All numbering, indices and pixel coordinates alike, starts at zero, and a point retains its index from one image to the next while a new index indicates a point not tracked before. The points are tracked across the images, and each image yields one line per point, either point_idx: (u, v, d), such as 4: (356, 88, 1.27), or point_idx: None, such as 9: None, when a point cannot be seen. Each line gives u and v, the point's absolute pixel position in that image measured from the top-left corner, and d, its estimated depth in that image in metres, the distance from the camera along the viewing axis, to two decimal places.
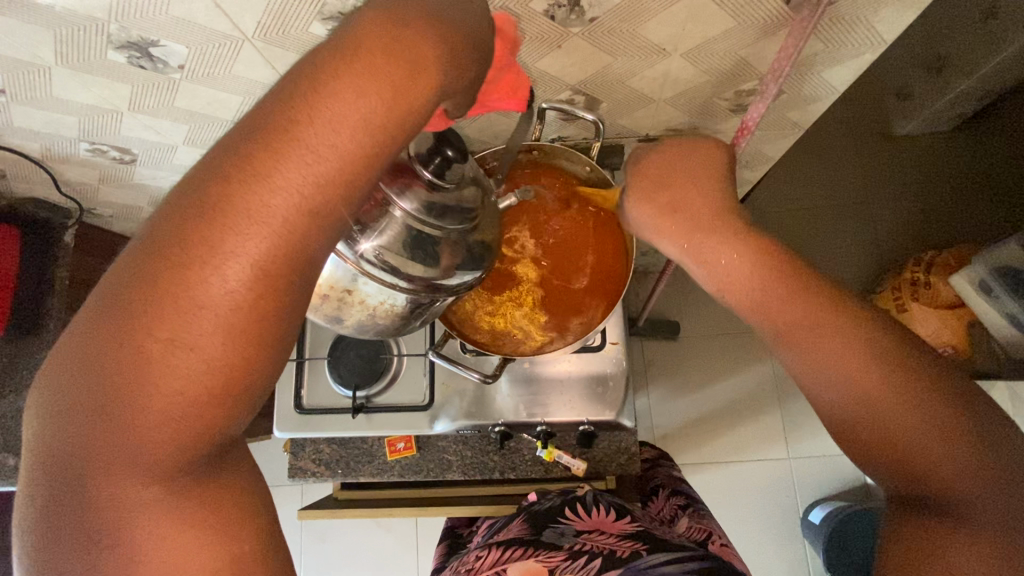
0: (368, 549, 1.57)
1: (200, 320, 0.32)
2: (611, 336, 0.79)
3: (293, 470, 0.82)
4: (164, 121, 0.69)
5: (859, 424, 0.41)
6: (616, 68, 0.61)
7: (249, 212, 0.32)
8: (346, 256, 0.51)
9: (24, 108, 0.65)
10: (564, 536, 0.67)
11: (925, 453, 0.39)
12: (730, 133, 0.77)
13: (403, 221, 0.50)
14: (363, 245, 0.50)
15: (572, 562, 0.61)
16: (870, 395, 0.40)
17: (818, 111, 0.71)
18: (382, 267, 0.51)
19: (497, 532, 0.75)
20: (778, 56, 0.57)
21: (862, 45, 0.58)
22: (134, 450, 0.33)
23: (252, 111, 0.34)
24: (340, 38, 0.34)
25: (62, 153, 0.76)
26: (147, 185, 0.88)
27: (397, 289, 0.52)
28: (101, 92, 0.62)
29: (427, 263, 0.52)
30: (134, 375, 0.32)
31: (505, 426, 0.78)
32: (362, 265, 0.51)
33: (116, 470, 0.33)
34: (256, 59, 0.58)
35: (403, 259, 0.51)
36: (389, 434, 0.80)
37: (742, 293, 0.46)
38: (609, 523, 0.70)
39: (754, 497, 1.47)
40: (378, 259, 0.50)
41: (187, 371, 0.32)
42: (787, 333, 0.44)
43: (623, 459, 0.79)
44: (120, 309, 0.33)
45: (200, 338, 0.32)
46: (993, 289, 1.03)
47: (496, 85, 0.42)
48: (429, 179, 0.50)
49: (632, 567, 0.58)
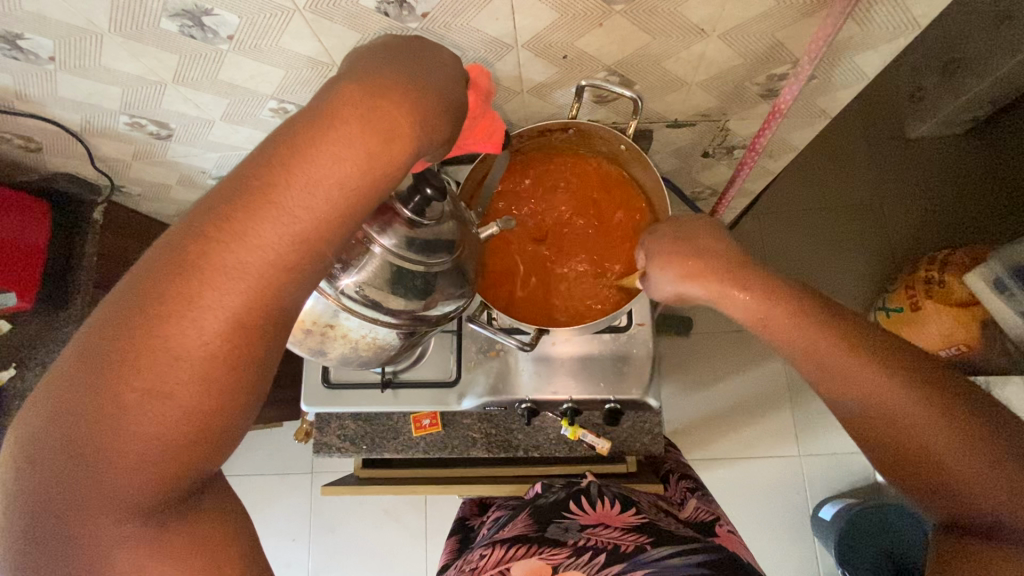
0: (376, 539, 1.58)
1: (177, 369, 0.35)
2: (637, 317, 0.80)
3: (318, 445, 0.83)
4: (205, 94, 0.70)
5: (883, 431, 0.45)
6: (653, 49, 0.63)
7: (219, 269, 0.36)
8: (328, 292, 0.55)
9: (70, 77, 0.66)
10: (568, 532, 0.69)
11: (953, 469, 0.42)
12: (757, 120, 0.79)
13: (382, 256, 0.54)
14: (344, 281, 0.55)
15: (576, 559, 0.62)
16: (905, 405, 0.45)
17: (846, 98, 0.72)
18: (363, 302, 0.56)
19: (502, 529, 0.76)
20: (815, 37, 0.59)
21: (897, 29, 0.59)
22: (142, 442, 0.35)
23: (304, 125, 0.38)
24: (338, 96, 0.39)
25: (101, 126, 0.77)
26: (179, 162, 0.89)
27: (379, 323, 0.58)
28: (147, 63, 0.64)
29: (407, 297, 0.57)
30: (145, 382, 0.35)
31: (532, 404, 0.78)
32: (343, 299, 0.56)
33: (127, 460, 0.35)
34: (305, 31, 0.59)
35: (384, 294, 0.56)
36: (416, 409, 0.81)
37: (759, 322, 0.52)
38: (614, 516, 0.73)
39: (764, 494, 1.47)
40: (359, 293, 0.55)
41: (162, 418, 0.36)
42: (799, 348, 0.50)
43: (647, 438, 0.81)
44: (97, 360, 0.35)
45: (179, 383, 0.36)
46: (1008, 288, 1.02)
47: (473, 130, 0.55)
48: (407, 217, 0.54)
49: (637, 561, 0.60)
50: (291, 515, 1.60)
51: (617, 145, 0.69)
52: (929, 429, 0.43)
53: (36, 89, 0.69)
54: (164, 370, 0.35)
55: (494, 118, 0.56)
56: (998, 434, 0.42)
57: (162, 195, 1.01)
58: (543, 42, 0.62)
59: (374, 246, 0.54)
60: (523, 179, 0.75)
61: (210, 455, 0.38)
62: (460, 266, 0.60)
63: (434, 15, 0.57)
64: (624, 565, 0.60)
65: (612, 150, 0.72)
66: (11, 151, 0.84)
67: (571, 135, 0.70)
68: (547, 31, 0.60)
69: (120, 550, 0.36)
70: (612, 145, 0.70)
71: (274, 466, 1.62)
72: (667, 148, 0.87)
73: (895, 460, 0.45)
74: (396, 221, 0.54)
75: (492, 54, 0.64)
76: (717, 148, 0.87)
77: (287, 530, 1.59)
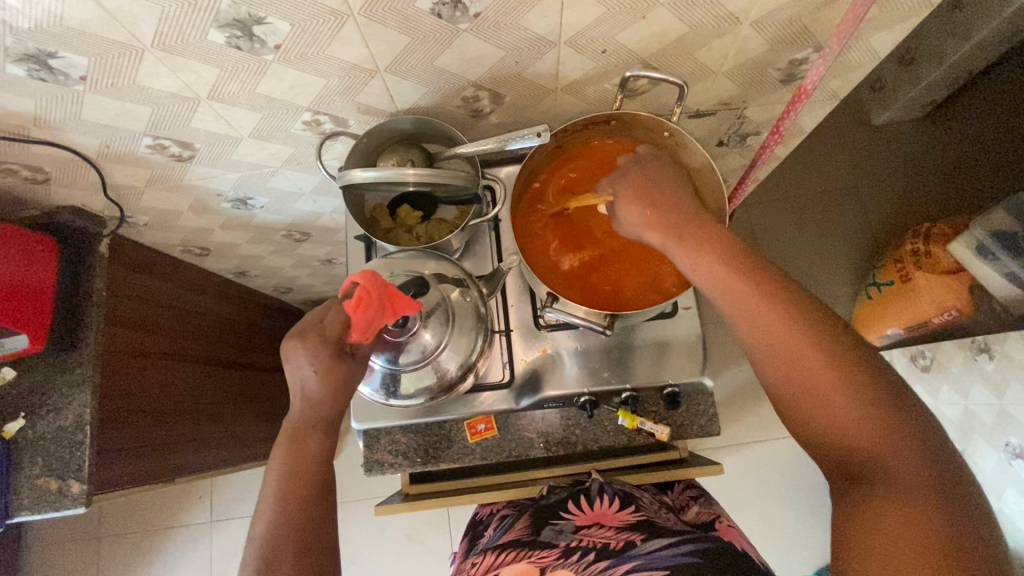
0: (401, 565, 1.52)
1: (309, 447, 0.54)
2: (682, 302, 0.81)
3: (370, 464, 0.80)
4: (239, 110, 0.69)
5: (788, 382, 0.51)
6: (689, 38, 0.66)
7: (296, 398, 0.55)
8: (401, 397, 0.69)
9: (99, 97, 0.63)
10: (562, 534, 0.70)
11: (843, 414, 0.48)
12: (773, 105, 0.83)
13: (419, 354, 0.65)
14: (407, 384, 0.67)
15: (565, 560, 0.65)
16: (851, 430, 0.48)
17: (856, 80, 0.77)
18: (433, 387, 0.69)
19: (501, 531, 0.78)
20: (843, 19, 0.63)
21: (911, 8, 0.64)
22: (291, 505, 0.51)
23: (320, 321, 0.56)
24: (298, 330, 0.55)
25: (121, 150, 0.74)
26: (192, 184, 0.86)
27: (446, 390, 0.71)
28: (185, 77, 0.62)
29: (451, 365, 0.69)
30: (298, 460, 0.53)
31: (591, 396, 0.78)
32: (417, 397, 0.69)
33: (295, 521, 0.50)
34: (354, 36, 0.59)
35: (437, 372, 0.68)
36: (470, 415, 0.79)
37: (705, 269, 0.56)
38: (611, 515, 0.73)
39: (782, 472, 1.51)
40: (426, 388, 0.68)
41: (291, 510, 0.51)
42: (744, 315, 0.53)
43: (704, 420, 0.81)
44: (286, 484, 0.52)
45: (311, 455, 0.54)
46: (993, 253, 1.10)
47: (384, 314, 0.57)
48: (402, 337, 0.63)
49: (625, 556, 0.62)
50: None
51: (660, 133, 0.69)
52: (820, 376, 0.49)
53: (58, 113, 0.65)
54: (300, 449, 0.53)
55: (386, 288, 0.56)
56: (877, 391, 0.48)
57: (169, 222, 0.98)
58: (586, 37, 0.64)
59: (396, 371, 0.66)
60: (550, 179, 0.74)
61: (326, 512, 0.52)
62: (469, 320, 0.69)
63: (485, 14, 0.58)
64: (610, 561, 0.62)
65: (653, 141, 0.71)
66: (16, 185, 0.79)
67: (613, 126, 0.70)
68: (591, 26, 0.62)
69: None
70: (654, 134, 0.69)
71: None
72: None
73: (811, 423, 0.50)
74: (389, 338, 0.62)
75: (535, 52, 0.65)
76: (732, 137, 0.91)
77: None
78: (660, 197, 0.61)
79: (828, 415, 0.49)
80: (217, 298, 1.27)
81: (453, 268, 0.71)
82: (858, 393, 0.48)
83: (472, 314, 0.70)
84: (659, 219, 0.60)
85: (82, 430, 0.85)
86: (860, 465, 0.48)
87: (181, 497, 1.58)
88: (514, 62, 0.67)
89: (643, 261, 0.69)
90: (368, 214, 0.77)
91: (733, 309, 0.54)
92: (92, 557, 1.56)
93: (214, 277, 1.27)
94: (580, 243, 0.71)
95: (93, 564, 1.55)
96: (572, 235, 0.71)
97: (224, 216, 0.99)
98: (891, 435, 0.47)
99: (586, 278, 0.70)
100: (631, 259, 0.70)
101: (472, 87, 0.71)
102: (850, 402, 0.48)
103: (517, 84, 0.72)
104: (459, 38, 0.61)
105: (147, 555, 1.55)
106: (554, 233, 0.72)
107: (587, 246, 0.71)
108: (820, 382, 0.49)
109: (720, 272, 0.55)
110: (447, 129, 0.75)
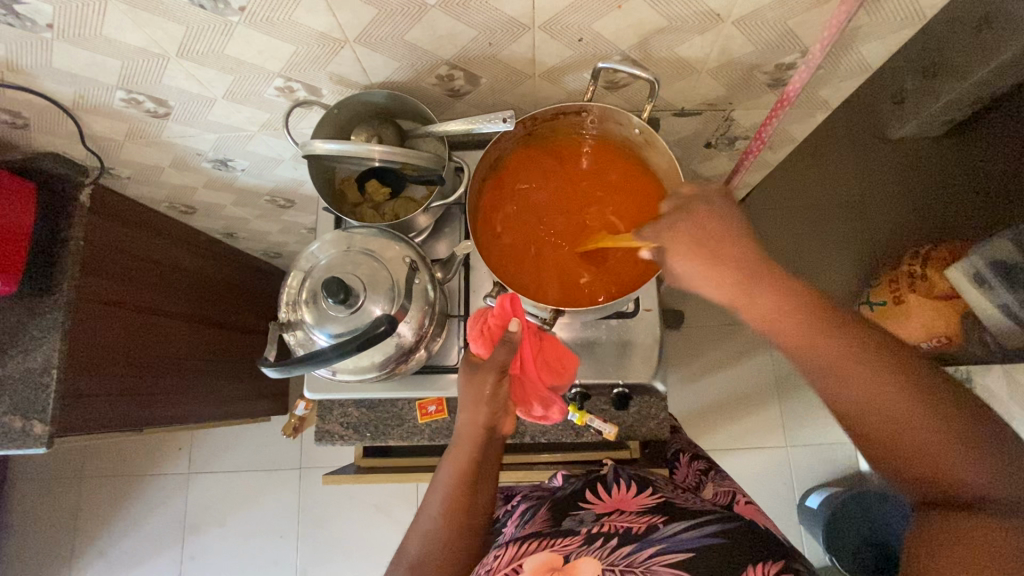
0: (365, 534, 1.56)
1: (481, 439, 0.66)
2: (644, 303, 0.80)
3: (320, 434, 0.81)
4: (209, 70, 0.68)
5: (865, 409, 0.49)
6: (668, 33, 0.63)
7: (483, 429, 0.66)
8: (349, 374, 0.69)
9: (68, 46, 0.63)
10: (583, 522, 0.72)
11: (926, 445, 0.46)
12: (761, 109, 0.81)
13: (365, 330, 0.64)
14: (356, 361, 0.67)
15: (590, 545, 0.65)
16: (932, 467, 0.46)
17: (848, 90, 0.74)
18: (380, 365, 0.68)
19: (522, 526, 0.79)
20: (829, 24, 0.60)
21: (903, 20, 0.62)
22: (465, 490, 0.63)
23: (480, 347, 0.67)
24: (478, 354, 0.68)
25: (96, 101, 0.74)
26: (171, 141, 0.86)
27: (395, 370, 0.70)
28: (151, 33, 0.61)
29: (398, 345, 0.67)
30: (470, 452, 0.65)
31: (581, 389, 0.78)
32: (363, 374, 0.69)
33: (471, 495, 0.63)
34: (320, 4, 0.58)
35: (384, 352, 0.67)
36: (420, 397, 0.79)
37: (779, 323, 0.54)
38: (629, 500, 0.76)
39: (752, 482, 1.51)
40: (372, 366, 0.68)
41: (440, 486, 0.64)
42: (814, 356, 0.52)
43: (653, 423, 0.81)
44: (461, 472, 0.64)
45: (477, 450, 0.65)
46: (987, 280, 1.12)
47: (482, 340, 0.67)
48: (347, 312, 0.62)
49: (648, 540, 0.64)
50: (279, 512, 1.59)
51: (630, 128, 0.67)
52: (902, 413, 0.47)
53: (30, 59, 0.65)
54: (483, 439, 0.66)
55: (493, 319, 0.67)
56: (980, 432, 0.46)
57: (151, 177, 0.99)
58: (560, 24, 0.62)
59: None
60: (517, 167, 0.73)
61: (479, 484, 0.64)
62: (420, 302, 0.67)
63: None
64: (635, 545, 0.63)
65: (623, 135, 0.70)
66: None
67: (584, 118, 0.68)
68: (564, 12, 0.60)
69: (470, 521, 0.62)
70: (623, 128, 0.68)
71: (261, 461, 1.62)
72: (671, 138, 0.89)
73: (894, 458, 0.48)
74: (335, 313, 0.62)
75: (508, 35, 0.64)
76: (719, 139, 0.89)
77: (275, 528, 1.58)
78: (722, 253, 0.57)
79: (911, 448, 0.47)
80: (202, 257, 1.28)
81: (407, 248, 0.69)
82: (926, 401, 0.47)
83: (424, 296, 0.68)
84: (724, 273, 0.56)
85: (49, 372, 0.87)
86: (942, 494, 0.46)
87: (161, 447, 1.63)
88: (488, 44, 0.65)
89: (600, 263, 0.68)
90: (336, 186, 0.77)
91: (792, 344, 0.53)
92: (72, 496, 1.61)
93: (201, 235, 1.29)
94: (540, 239, 0.70)
95: (71, 503, 1.61)
96: (534, 227, 0.70)
97: (205, 176, 1.00)
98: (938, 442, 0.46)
99: (542, 270, 0.69)
100: (590, 256, 0.68)
101: (446, 65, 0.70)
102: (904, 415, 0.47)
103: (492, 66, 0.70)
104: (428, 14, 0.60)
105: (124, 499, 1.61)
106: (517, 223, 0.70)
107: (549, 241, 0.69)
108: (897, 409, 0.47)
109: (774, 312, 0.54)
110: (417, 106, 0.74)
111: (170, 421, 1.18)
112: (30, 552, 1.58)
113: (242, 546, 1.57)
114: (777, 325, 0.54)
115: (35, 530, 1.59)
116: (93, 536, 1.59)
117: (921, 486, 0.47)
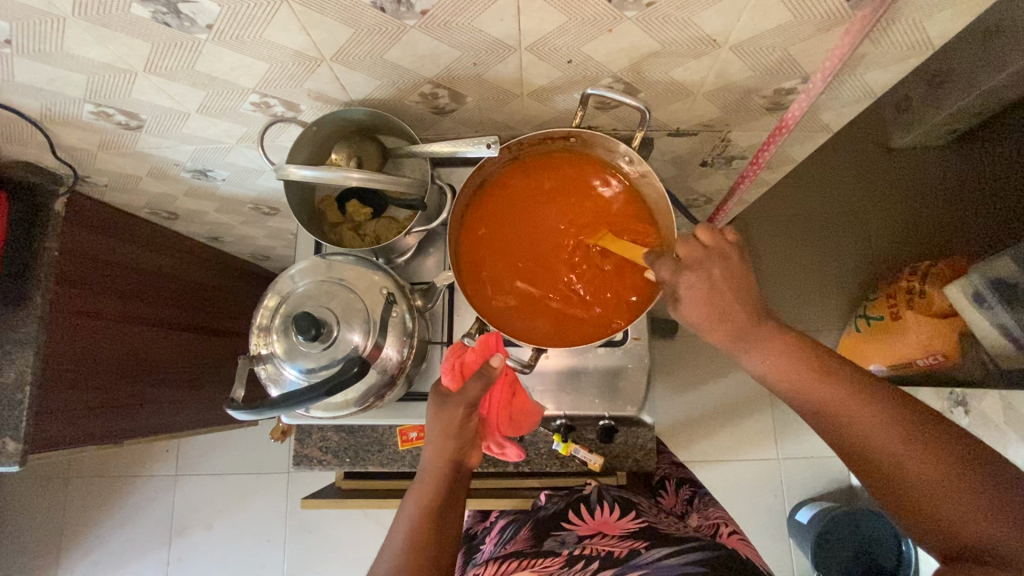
0: (353, 540, 1.55)
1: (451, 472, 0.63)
2: (634, 332, 0.77)
3: (299, 458, 0.80)
4: (180, 85, 0.65)
5: (867, 457, 0.51)
6: (662, 57, 0.60)
7: (450, 463, 0.64)
8: (322, 407, 0.66)
9: (29, 61, 0.60)
10: (566, 544, 0.70)
11: (922, 489, 0.48)
12: (759, 131, 0.77)
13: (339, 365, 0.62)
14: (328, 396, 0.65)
15: (569, 568, 0.63)
16: (934, 516, 0.48)
17: (851, 114, 0.71)
18: (355, 400, 0.66)
19: (503, 544, 0.78)
20: (832, 52, 0.57)
21: (910, 48, 0.58)
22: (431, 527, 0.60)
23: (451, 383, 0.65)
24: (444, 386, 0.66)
25: (64, 113, 0.71)
26: (146, 152, 0.83)
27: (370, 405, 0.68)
28: (116, 49, 0.58)
29: (374, 381, 0.65)
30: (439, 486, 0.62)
31: (566, 420, 0.77)
32: (336, 408, 0.66)
33: (438, 531, 0.60)
34: (291, 23, 0.55)
35: (359, 388, 0.65)
36: (401, 424, 0.77)
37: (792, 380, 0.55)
38: (613, 523, 0.74)
39: (743, 494, 1.50)
40: (346, 400, 0.65)
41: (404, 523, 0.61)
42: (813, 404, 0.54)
43: (639, 454, 0.80)
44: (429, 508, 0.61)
45: (446, 484, 0.63)
46: (986, 300, 1.00)
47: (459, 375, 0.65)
48: (320, 348, 0.60)
49: (629, 565, 0.61)
50: (267, 516, 1.58)
51: (619, 156, 0.65)
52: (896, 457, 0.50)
53: None
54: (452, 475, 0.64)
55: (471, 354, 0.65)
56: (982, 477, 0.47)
57: (130, 185, 0.96)
58: (547, 46, 0.59)
59: None
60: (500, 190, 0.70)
61: (445, 521, 0.61)
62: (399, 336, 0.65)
63: (433, 12, 0.53)
64: (617, 569, 0.61)
65: (612, 160, 0.68)
66: None
67: (572, 143, 0.66)
68: (552, 34, 0.57)
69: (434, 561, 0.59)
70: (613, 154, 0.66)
71: (249, 465, 1.60)
72: (666, 156, 0.85)
73: (904, 506, 0.49)
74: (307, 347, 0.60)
75: (494, 56, 0.60)
76: (716, 158, 0.86)
77: (263, 531, 1.57)
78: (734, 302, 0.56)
79: (911, 494, 0.49)
80: (186, 262, 1.25)
81: (387, 277, 0.66)
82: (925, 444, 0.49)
83: (402, 328, 0.65)
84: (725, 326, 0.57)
85: (21, 389, 0.85)
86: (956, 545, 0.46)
87: (149, 449, 1.61)
88: (472, 64, 0.62)
89: (583, 298, 0.66)
90: (316, 206, 0.74)
91: (801, 393, 0.55)
92: (59, 497, 1.60)
93: (185, 240, 1.25)
94: (525, 269, 0.67)
95: (59, 504, 1.60)
96: (518, 254, 0.67)
97: (185, 184, 0.97)
98: (987, 499, 0.46)
99: (526, 301, 0.67)
100: (576, 287, 0.66)
101: (429, 84, 0.66)
102: (924, 463, 0.48)
103: (478, 85, 0.67)
104: (408, 34, 0.57)
105: (112, 500, 1.59)
106: (501, 251, 0.68)
107: (534, 270, 0.67)
108: (893, 453, 0.50)
109: (778, 363, 0.56)
110: (399, 125, 0.71)
111: (152, 431, 1.16)
112: (17, 552, 1.58)
113: (229, 549, 1.57)
114: (784, 376, 0.56)
115: (23, 531, 1.58)
116: (81, 537, 1.59)
117: (931, 536, 0.48)
